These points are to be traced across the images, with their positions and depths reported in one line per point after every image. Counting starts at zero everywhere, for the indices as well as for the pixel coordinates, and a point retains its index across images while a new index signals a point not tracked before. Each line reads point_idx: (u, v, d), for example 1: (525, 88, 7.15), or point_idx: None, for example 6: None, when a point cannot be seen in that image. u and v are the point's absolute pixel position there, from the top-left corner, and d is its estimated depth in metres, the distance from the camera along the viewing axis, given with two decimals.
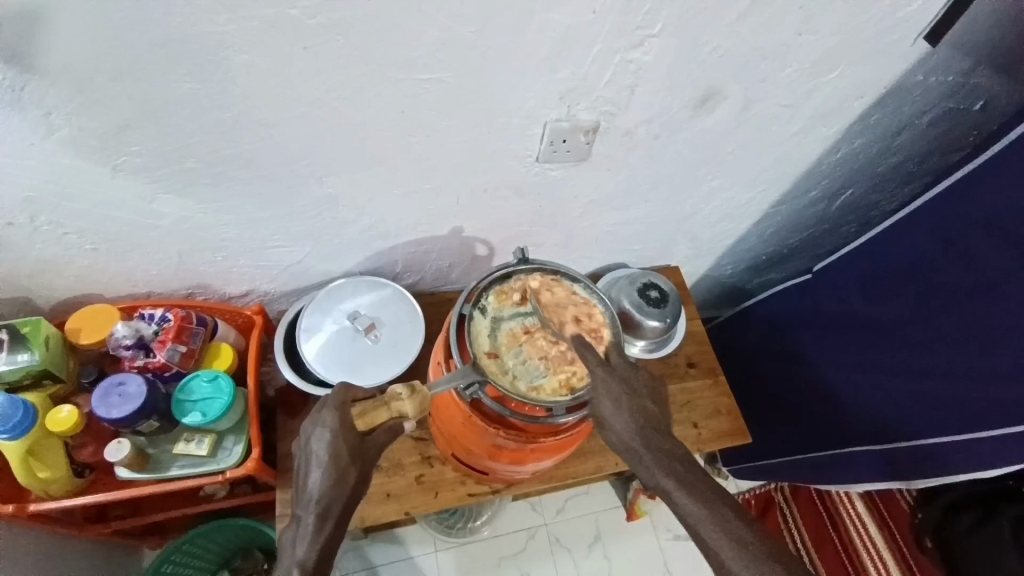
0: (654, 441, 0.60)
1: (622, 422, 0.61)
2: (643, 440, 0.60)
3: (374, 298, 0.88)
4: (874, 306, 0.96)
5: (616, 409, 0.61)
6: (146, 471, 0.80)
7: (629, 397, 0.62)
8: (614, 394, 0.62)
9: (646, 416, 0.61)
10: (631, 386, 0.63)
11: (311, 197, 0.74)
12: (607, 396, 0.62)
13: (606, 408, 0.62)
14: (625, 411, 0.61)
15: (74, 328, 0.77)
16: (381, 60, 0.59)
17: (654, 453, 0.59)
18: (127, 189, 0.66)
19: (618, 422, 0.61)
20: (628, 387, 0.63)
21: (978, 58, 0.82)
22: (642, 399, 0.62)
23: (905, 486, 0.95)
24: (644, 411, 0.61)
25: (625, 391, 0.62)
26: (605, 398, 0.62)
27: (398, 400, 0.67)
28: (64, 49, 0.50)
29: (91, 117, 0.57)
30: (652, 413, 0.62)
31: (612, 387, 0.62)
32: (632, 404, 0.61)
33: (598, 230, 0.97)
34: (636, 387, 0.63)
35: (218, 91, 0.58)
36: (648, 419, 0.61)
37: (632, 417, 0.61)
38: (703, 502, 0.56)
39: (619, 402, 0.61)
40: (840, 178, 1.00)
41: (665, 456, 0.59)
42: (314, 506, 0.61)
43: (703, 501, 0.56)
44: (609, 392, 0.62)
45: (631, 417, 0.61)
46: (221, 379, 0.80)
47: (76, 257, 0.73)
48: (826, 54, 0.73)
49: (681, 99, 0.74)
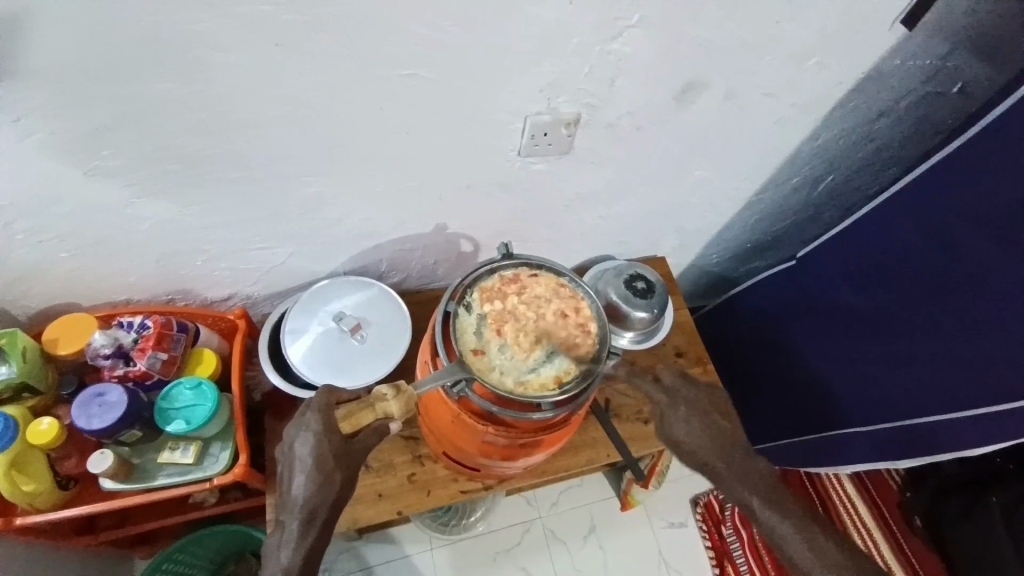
0: (731, 458, 0.69)
1: (699, 444, 0.70)
2: (721, 459, 0.69)
3: (359, 299, 0.87)
4: (858, 289, 0.97)
5: (693, 433, 0.71)
6: (132, 480, 0.79)
7: (702, 421, 0.71)
8: (690, 420, 0.72)
9: (718, 435, 0.71)
10: (700, 407, 0.72)
11: (292, 197, 0.73)
12: (684, 422, 0.72)
13: (682, 432, 0.71)
14: (700, 435, 0.71)
15: (52, 338, 0.75)
16: (355, 57, 0.58)
17: (733, 471, 0.69)
18: (101, 195, 0.64)
19: (695, 442, 0.71)
20: (697, 409, 0.72)
21: (955, 42, 0.82)
22: (709, 420, 0.72)
23: (892, 466, 0.94)
24: (717, 430, 0.71)
25: (696, 415, 0.72)
26: (681, 421, 0.72)
27: (384, 401, 0.65)
28: (26, 54, 0.49)
29: (61, 122, 0.55)
30: (721, 430, 0.71)
31: (683, 409, 0.72)
32: (705, 426, 0.71)
33: (583, 223, 0.97)
34: (705, 408, 0.72)
35: (190, 92, 0.56)
36: (719, 439, 0.70)
37: (706, 436, 0.70)
38: (784, 518, 0.66)
39: (695, 426, 0.71)
40: (822, 164, 1.00)
41: (745, 471, 0.69)
42: (299, 510, 0.61)
43: (785, 515, 0.66)
44: (685, 418, 0.72)
45: (706, 438, 0.70)
46: (205, 385, 0.79)
47: (52, 266, 0.72)
48: (806, 41, 0.73)
49: (662, 89, 0.74)
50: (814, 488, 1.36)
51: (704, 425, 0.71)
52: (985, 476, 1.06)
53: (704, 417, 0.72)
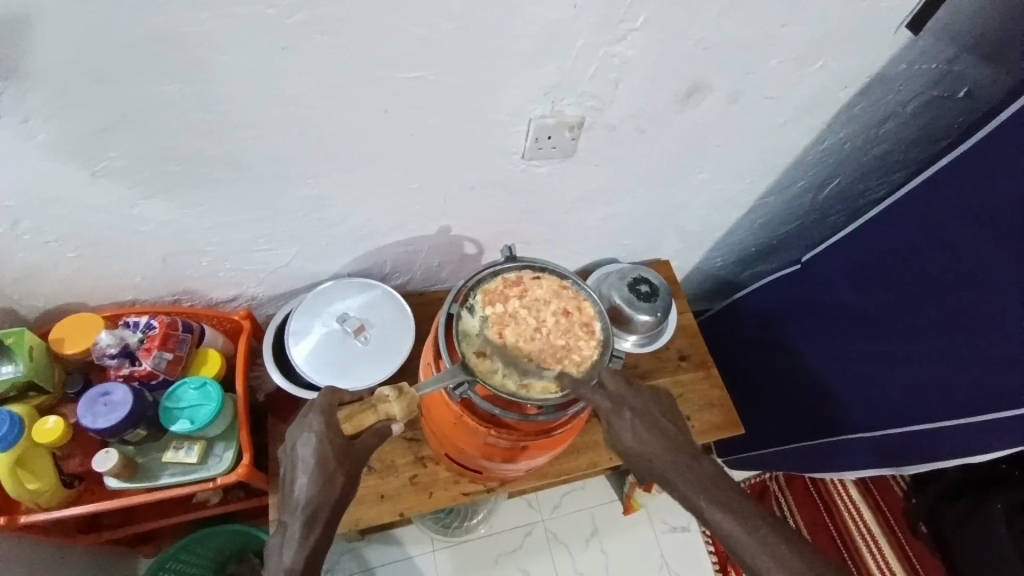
0: (681, 462, 0.62)
1: (645, 450, 0.63)
2: (672, 465, 0.62)
3: (363, 300, 0.88)
4: (862, 294, 0.96)
5: (639, 438, 0.63)
6: (136, 479, 0.79)
7: (647, 426, 0.64)
8: (634, 424, 0.64)
9: (669, 438, 0.63)
10: (647, 412, 0.65)
11: (296, 198, 0.73)
12: (627, 426, 0.64)
13: (628, 440, 0.64)
14: (648, 440, 0.63)
15: (58, 338, 0.76)
16: (360, 59, 0.58)
17: (682, 476, 0.61)
18: (108, 195, 0.65)
19: (639, 450, 0.63)
20: (642, 413, 0.65)
21: (961, 47, 0.82)
22: (653, 423, 0.64)
23: (896, 473, 0.95)
24: (664, 434, 0.64)
25: (642, 419, 0.64)
26: (624, 429, 0.64)
27: (386, 402, 0.66)
28: (36, 55, 0.50)
29: (67, 123, 0.56)
30: (671, 433, 0.64)
31: (631, 416, 0.64)
32: (651, 427, 0.64)
33: (586, 226, 0.97)
34: (650, 411, 0.65)
35: (196, 94, 0.57)
36: (668, 444, 0.63)
37: (652, 440, 0.63)
38: (740, 524, 0.59)
39: (640, 430, 0.64)
40: (827, 168, 1.00)
41: (693, 475, 0.61)
42: (301, 511, 0.61)
43: (735, 516, 0.59)
44: (629, 423, 0.64)
45: (653, 441, 0.63)
46: (210, 385, 0.80)
47: (59, 265, 0.72)
48: (809, 44, 0.73)
49: (666, 92, 0.74)
50: (817, 491, 1.34)
51: (650, 431, 0.64)
52: (987, 479, 1.04)
53: (648, 420, 0.64)
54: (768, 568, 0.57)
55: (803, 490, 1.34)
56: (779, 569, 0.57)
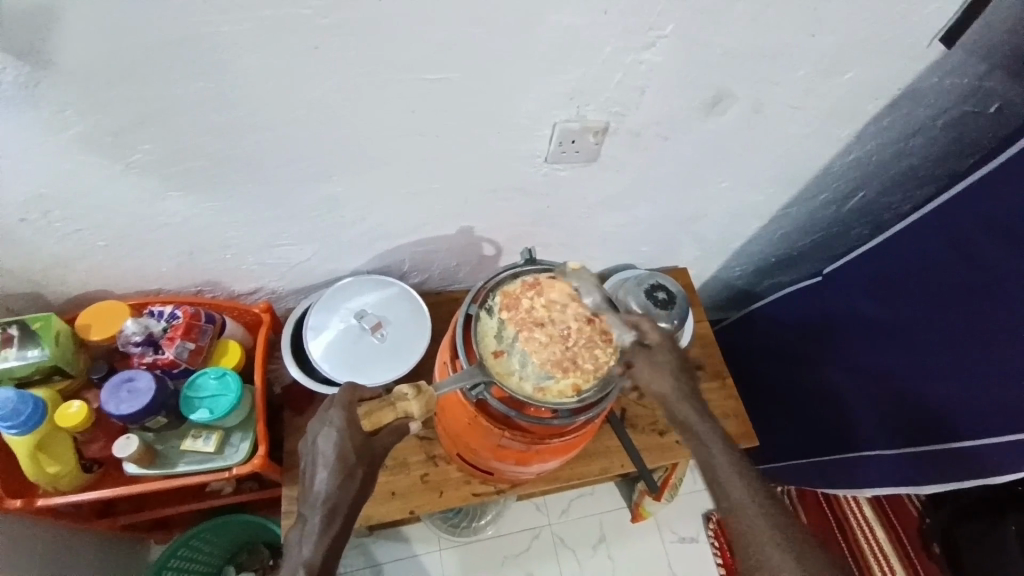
0: (688, 392, 0.67)
1: (666, 390, 0.67)
2: (676, 388, 0.67)
3: (381, 298, 0.88)
4: (884, 311, 0.95)
5: (669, 377, 0.67)
6: (155, 466, 0.80)
7: (684, 372, 0.68)
8: (668, 364, 0.68)
9: (682, 372, 0.68)
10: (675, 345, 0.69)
11: (319, 196, 0.74)
12: (659, 362, 0.68)
13: (657, 374, 0.67)
14: (681, 383, 0.67)
15: (84, 325, 0.77)
16: (392, 61, 0.59)
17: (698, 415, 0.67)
18: (137, 186, 0.66)
19: (666, 382, 0.67)
20: (679, 361, 0.68)
21: (993, 62, 0.81)
22: (683, 365, 0.68)
23: (915, 492, 0.92)
24: (680, 366, 0.68)
25: (678, 365, 0.68)
26: (654, 364, 0.68)
27: (405, 400, 0.66)
28: (75, 49, 0.51)
29: (100, 115, 0.57)
30: (687, 371, 0.68)
31: (663, 344, 0.69)
32: (673, 359, 0.68)
33: (606, 232, 0.97)
34: (686, 363, 0.69)
35: (230, 91, 0.58)
36: (696, 391, 0.68)
37: (679, 383, 0.67)
38: (717, 445, 0.65)
39: (667, 369, 0.67)
40: (852, 180, 0.99)
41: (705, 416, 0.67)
42: (320, 506, 0.62)
43: (716, 442, 0.65)
44: (668, 360, 0.68)
45: (682, 382, 0.67)
46: (229, 376, 0.81)
47: (88, 253, 0.74)
48: (838, 55, 0.73)
49: (691, 101, 0.74)
50: (828, 506, 1.33)
51: (686, 375, 0.68)
52: (1000, 500, 1.03)
53: (683, 366, 0.68)
54: (735, 492, 0.62)
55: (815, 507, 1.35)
56: (743, 493, 0.62)
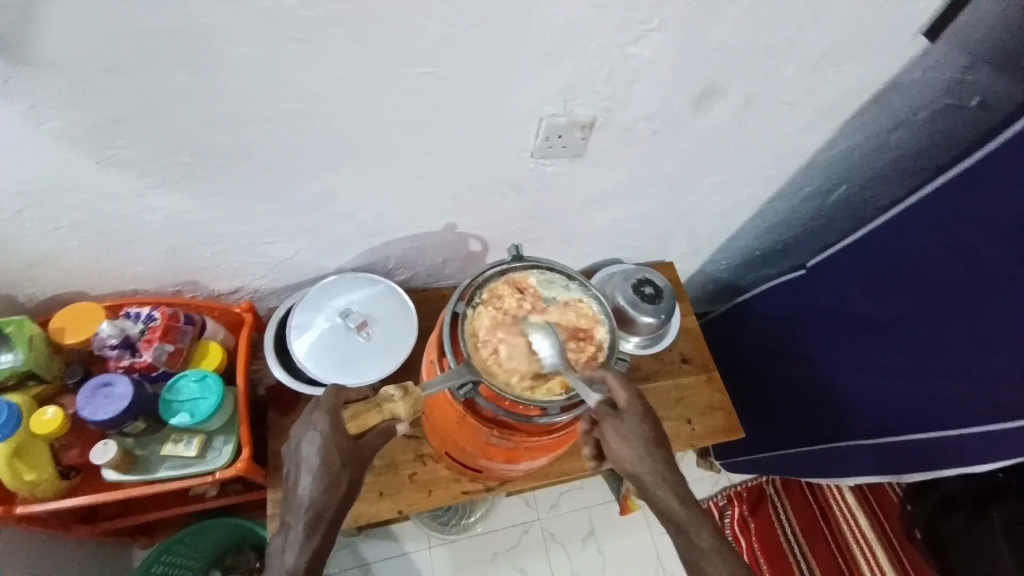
0: (666, 475, 0.64)
1: (645, 470, 0.63)
2: (652, 471, 0.63)
3: (367, 295, 0.87)
4: (869, 300, 0.96)
5: (640, 456, 0.62)
6: (133, 472, 0.78)
7: (656, 447, 0.62)
8: (639, 441, 0.62)
9: (659, 451, 0.63)
10: (648, 420, 0.63)
11: (303, 192, 0.72)
12: (635, 444, 0.62)
13: (627, 458, 0.62)
14: (655, 464, 0.62)
15: (59, 327, 0.75)
16: (376, 55, 0.57)
17: (677, 498, 0.63)
18: (114, 184, 0.64)
19: (639, 465, 0.62)
20: (652, 433, 0.63)
21: (976, 56, 0.82)
22: (661, 442, 0.63)
23: (898, 479, 0.96)
24: (655, 447, 0.63)
25: (649, 442, 0.62)
26: (631, 445, 0.62)
27: (391, 402, 0.66)
28: (44, 40, 0.48)
29: (75, 111, 0.55)
30: (662, 448, 0.63)
31: (636, 425, 0.62)
32: (649, 440, 0.62)
33: (594, 227, 0.97)
34: (659, 433, 0.64)
35: (210, 86, 0.56)
36: (672, 467, 0.64)
37: (655, 462, 0.63)
38: (704, 533, 0.63)
39: (645, 450, 0.62)
40: (837, 174, 0.99)
41: (683, 496, 0.64)
42: (304, 513, 0.61)
43: (701, 529, 0.63)
44: (640, 435, 0.62)
45: (657, 462, 0.62)
46: (210, 378, 0.79)
47: (64, 253, 0.72)
48: (827, 48, 0.72)
49: (680, 95, 0.73)
50: (815, 500, 1.36)
51: (659, 450, 0.63)
52: (987, 493, 1.05)
53: (656, 441, 0.63)
54: None
55: (799, 495, 1.39)
56: None
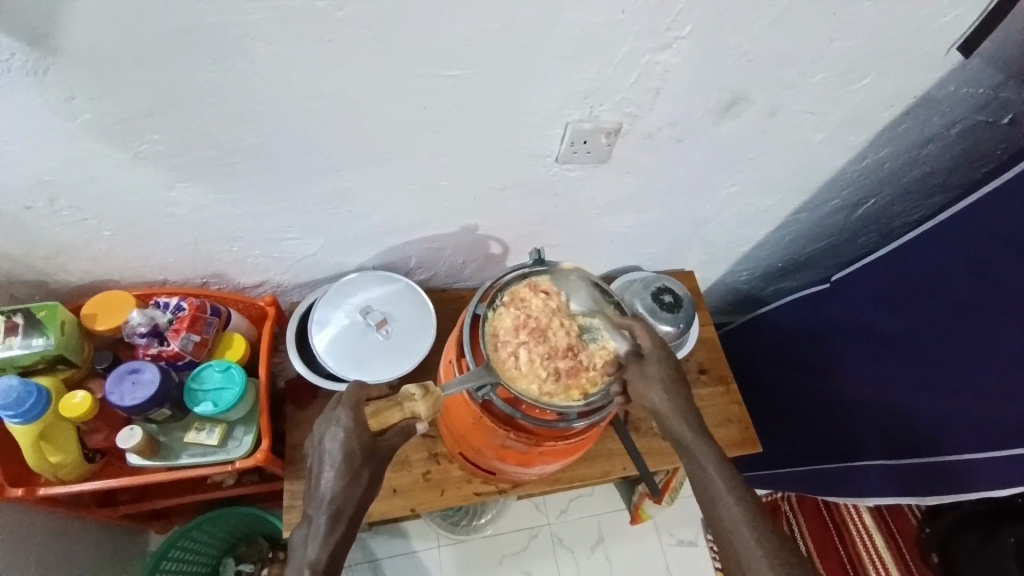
0: (687, 416, 0.64)
1: (667, 404, 0.64)
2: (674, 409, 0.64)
3: (387, 293, 0.88)
4: (893, 319, 0.94)
5: (664, 395, 0.64)
6: (156, 458, 0.80)
7: (681, 392, 0.64)
8: (662, 380, 0.64)
9: (681, 394, 0.64)
10: (673, 369, 0.66)
11: (329, 189, 0.74)
12: (660, 380, 0.64)
13: (647, 393, 0.64)
14: (676, 398, 0.64)
15: (91, 313, 0.78)
16: (406, 55, 0.58)
17: (694, 435, 0.63)
18: (145, 176, 0.65)
19: (660, 403, 0.64)
20: (675, 375, 0.65)
21: (1009, 73, 0.81)
22: (686, 385, 0.65)
23: (919, 503, 0.91)
24: (678, 391, 0.64)
25: (673, 381, 0.65)
26: (656, 381, 0.64)
27: (412, 401, 0.68)
28: (85, 34, 0.50)
29: (110, 102, 0.56)
30: (687, 393, 0.65)
31: (656, 373, 0.65)
32: (671, 386, 0.64)
33: (614, 232, 0.97)
34: (684, 380, 0.66)
35: (242, 81, 0.57)
36: (694, 410, 0.65)
37: (677, 399, 0.64)
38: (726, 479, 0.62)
39: (671, 387, 0.64)
40: (863, 188, 0.98)
41: (701, 435, 0.64)
42: (326, 507, 0.62)
43: (725, 476, 0.62)
44: (664, 378, 0.65)
45: (678, 401, 0.64)
46: (234, 369, 0.81)
47: (94, 241, 0.73)
48: (858, 59, 0.72)
49: (705, 103, 0.73)
50: (830, 518, 1.33)
51: (682, 394, 0.64)
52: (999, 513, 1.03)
53: (680, 384, 0.65)
54: (743, 534, 0.59)
55: (814, 513, 1.34)
56: (754, 539, 0.59)
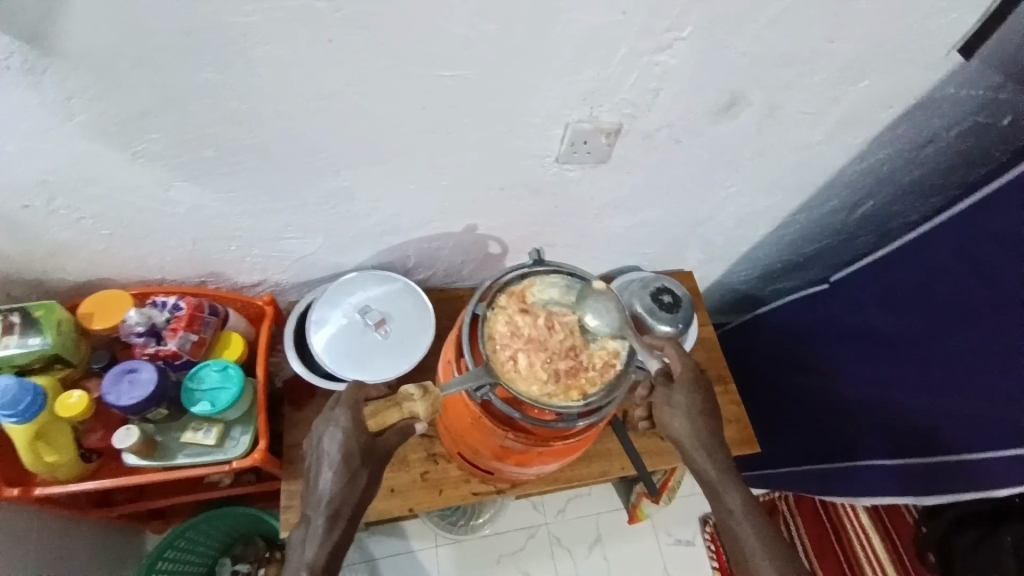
0: (711, 444, 0.68)
1: (692, 433, 0.68)
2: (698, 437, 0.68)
3: (385, 292, 0.88)
4: (892, 320, 0.94)
5: (690, 426, 0.68)
6: (153, 458, 0.79)
7: (706, 420, 0.68)
8: (689, 410, 0.68)
9: (705, 422, 0.68)
10: (701, 398, 0.69)
11: (328, 188, 0.73)
12: (687, 410, 0.68)
13: (674, 420, 0.68)
14: (702, 426, 0.68)
15: (87, 312, 0.77)
16: (405, 55, 0.58)
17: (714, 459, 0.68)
18: (143, 175, 0.65)
19: (685, 431, 0.68)
20: (702, 404, 0.69)
21: (1008, 74, 0.81)
22: (711, 412, 0.69)
23: (915, 503, 0.92)
24: (703, 420, 0.68)
25: (699, 411, 0.68)
26: (683, 411, 0.68)
27: (411, 401, 0.66)
28: (81, 33, 0.49)
29: (107, 102, 0.56)
30: (712, 420, 0.69)
31: (683, 402, 0.68)
32: (697, 416, 0.68)
33: (613, 233, 0.96)
34: (709, 407, 0.69)
35: (240, 81, 0.57)
36: (718, 436, 0.69)
37: (702, 428, 0.68)
38: (740, 498, 0.68)
39: (696, 418, 0.68)
40: (861, 189, 0.98)
41: (721, 458, 0.69)
42: (324, 507, 0.62)
43: (740, 496, 0.68)
44: (690, 407, 0.68)
45: (704, 430, 0.68)
46: (232, 369, 0.81)
47: (91, 241, 0.73)
48: (857, 61, 0.72)
49: (705, 104, 0.73)
50: (829, 520, 1.33)
51: (706, 422, 0.68)
52: (999, 513, 1.02)
53: (707, 413, 0.69)
54: (754, 546, 0.67)
55: (813, 513, 1.34)
56: (763, 551, 0.66)
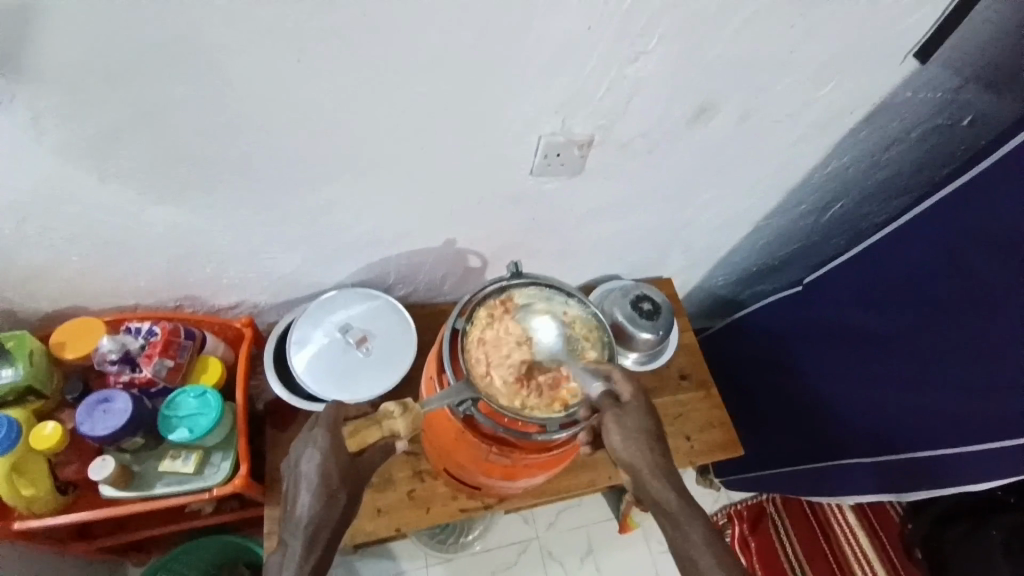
0: (660, 467, 0.62)
1: (636, 455, 0.61)
2: (647, 460, 0.61)
3: (366, 309, 0.87)
4: (868, 318, 0.96)
5: (639, 446, 0.61)
6: (130, 488, 0.78)
7: (656, 440, 0.62)
8: (637, 431, 0.62)
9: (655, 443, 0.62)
10: (649, 420, 0.63)
11: (306, 205, 0.73)
12: (636, 432, 0.62)
13: (622, 443, 0.62)
14: (653, 450, 0.62)
15: (59, 342, 0.76)
16: (378, 70, 0.58)
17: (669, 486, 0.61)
18: (117, 197, 0.65)
19: (634, 453, 0.61)
20: (652, 426, 0.63)
21: (966, 76, 0.84)
22: (659, 433, 0.63)
23: (899, 499, 0.94)
24: (652, 442, 0.62)
25: (648, 432, 0.62)
26: (631, 432, 0.62)
27: (391, 418, 0.67)
28: (48, 55, 0.49)
29: (77, 125, 0.56)
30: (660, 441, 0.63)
31: (632, 423, 0.62)
32: (644, 439, 0.62)
33: (592, 242, 0.98)
34: (660, 429, 0.63)
35: (213, 100, 0.57)
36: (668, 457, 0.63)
37: (651, 450, 0.62)
38: (700, 531, 0.60)
39: (646, 439, 0.62)
40: (832, 191, 1.01)
41: (677, 486, 0.61)
42: (303, 530, 0.61)
43: (702, 531, 0.60)
44: (639, 427, 0.62)
45: (653, 451, 0.62)
46: (209, 395, 0.79)
47: (64, 267, 0.72)
48: (821, 65, 0.74)
49: (675, 111, 0.75)
50: (816, 519, 1.36)
51: (656, 444, 0.62)
52: (982, 506, 1.06)
53: (657, 434, 0.63)
54: None
55: (802, 517, 1.38)
56: None
